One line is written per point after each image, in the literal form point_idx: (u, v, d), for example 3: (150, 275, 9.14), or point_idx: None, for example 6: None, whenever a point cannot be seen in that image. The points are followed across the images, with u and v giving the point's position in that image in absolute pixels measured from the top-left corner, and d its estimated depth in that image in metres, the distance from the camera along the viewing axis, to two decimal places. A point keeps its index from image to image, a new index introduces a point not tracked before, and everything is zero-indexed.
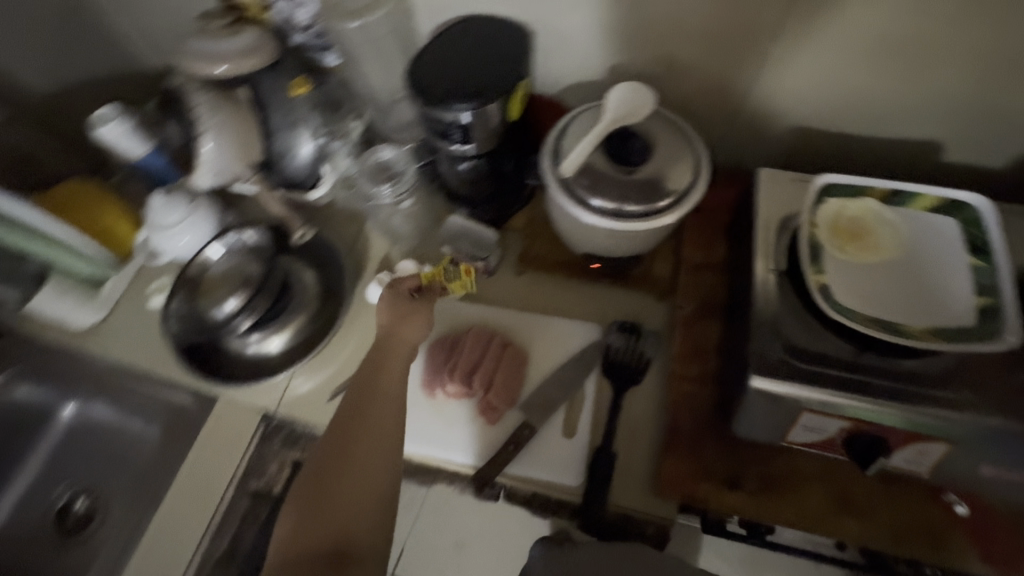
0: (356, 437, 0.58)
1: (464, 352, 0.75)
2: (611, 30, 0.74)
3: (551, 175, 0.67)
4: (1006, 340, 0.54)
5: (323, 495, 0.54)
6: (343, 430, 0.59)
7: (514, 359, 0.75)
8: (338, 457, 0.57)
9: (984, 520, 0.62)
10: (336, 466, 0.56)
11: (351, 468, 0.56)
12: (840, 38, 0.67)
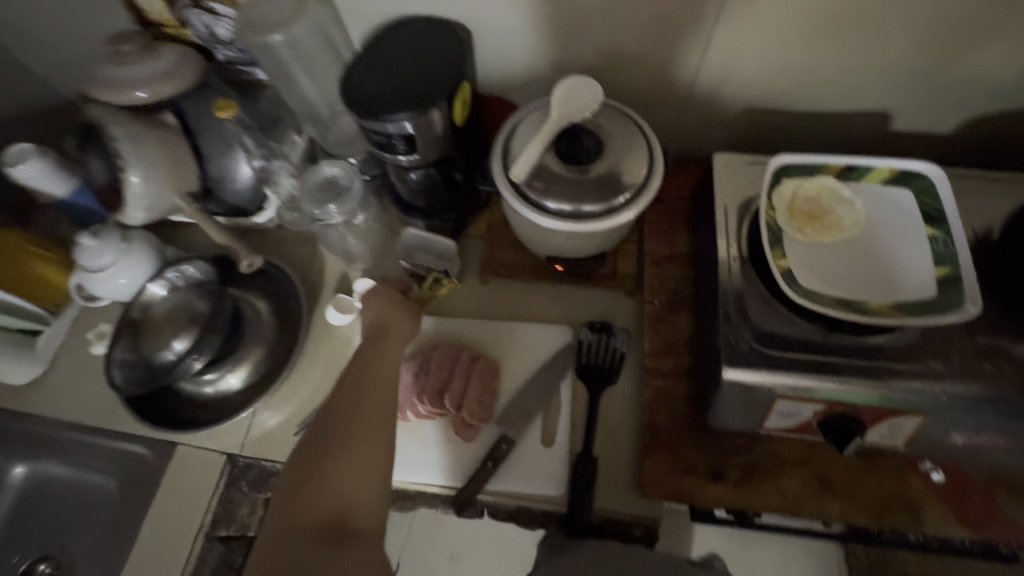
0: (344, 426, 0.57)
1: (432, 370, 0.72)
2: (551, 25, 0.73)
3: (503, 180, 0.65)
4: (968, 309, 0.54)
5: (315, 484, 0.53)
6: (333, 421, 0.58)
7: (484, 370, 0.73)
8: (328, 450, 0.55)
9: (960, 485, 0.63)
10: (324, 460, 0.55)
11: (340, 462, 0.54)
12: (782, 15, 0.66)
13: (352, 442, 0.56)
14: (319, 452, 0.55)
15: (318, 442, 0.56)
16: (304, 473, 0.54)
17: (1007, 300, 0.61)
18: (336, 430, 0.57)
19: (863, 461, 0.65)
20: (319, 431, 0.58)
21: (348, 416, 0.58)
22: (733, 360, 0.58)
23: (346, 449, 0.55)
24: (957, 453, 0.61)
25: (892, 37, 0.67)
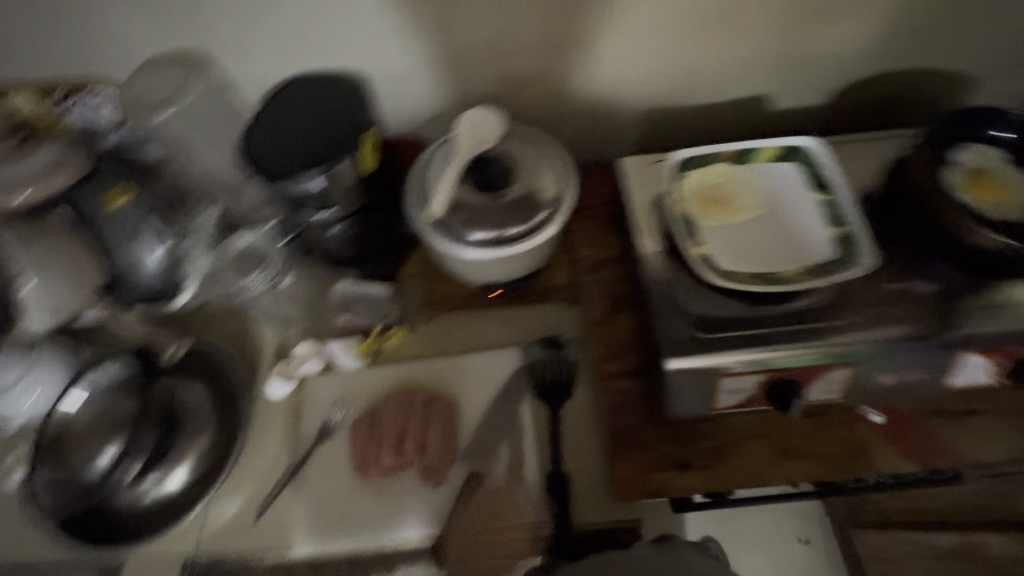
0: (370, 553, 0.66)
1: (388, 422, 0.71)
2: (443, 63, 0.75)
3: (421, 220, 0.65)
4: (864, 263, 0.60)
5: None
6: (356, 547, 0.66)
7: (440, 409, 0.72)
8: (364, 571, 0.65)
9: (899, 422, 0.67)
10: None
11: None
12: (649, 21, 0.73)
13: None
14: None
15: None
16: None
17: (902, 245, 0.67)
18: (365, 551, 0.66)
19: (814, 420, 0.68)
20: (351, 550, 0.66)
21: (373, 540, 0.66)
22: (673, 348, 0.60)
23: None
24: (892, 393, 0.65)
25: (748, 30, 0.75)
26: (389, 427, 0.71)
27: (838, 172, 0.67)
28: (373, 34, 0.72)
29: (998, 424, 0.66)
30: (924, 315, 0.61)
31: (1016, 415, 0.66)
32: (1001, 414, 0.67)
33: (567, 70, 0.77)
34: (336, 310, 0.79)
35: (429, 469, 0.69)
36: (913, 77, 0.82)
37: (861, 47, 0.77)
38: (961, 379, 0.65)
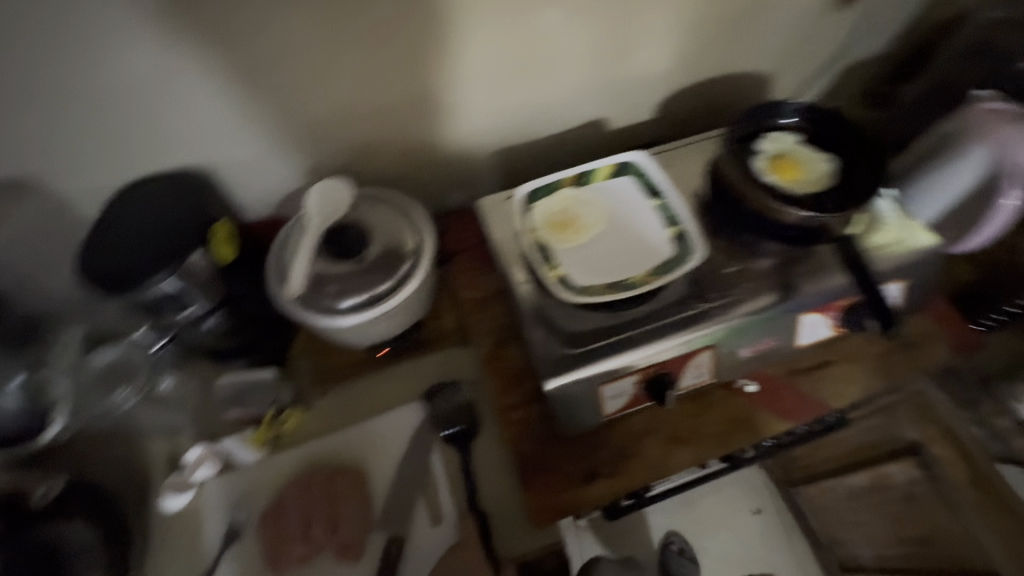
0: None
1: (296, 507, 0.70)
2: (287, 139, 0.76)
3: (284, 300, 0.64)
4: (698, 254, 0.67)
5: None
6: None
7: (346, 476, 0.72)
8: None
9: (771, 386, 0.74)
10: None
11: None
12: (477, 73, 0.76)
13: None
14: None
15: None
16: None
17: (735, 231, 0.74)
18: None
19: (698, 403, 0.73)
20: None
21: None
22: (548, 369, 0.64)
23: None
24: (755, 362, 0.72)
25: (574, 61, 0.80)
26: (299, 511, 0.70)
27: (667, 178, 0.74)
28: (205, 124, 0.70)
29: (850, 368, 0.74)
30: (763, 293, 0.69)
31: (863, 357, 0.75)
32: (850, 359, 0.75)
33: (414, 127, 0.80)
34: (225, 405, 0.76)
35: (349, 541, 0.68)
36: (726, 79, 0.91)
37: (675, 63, 0.85)
38: (806, 337, 0.72)
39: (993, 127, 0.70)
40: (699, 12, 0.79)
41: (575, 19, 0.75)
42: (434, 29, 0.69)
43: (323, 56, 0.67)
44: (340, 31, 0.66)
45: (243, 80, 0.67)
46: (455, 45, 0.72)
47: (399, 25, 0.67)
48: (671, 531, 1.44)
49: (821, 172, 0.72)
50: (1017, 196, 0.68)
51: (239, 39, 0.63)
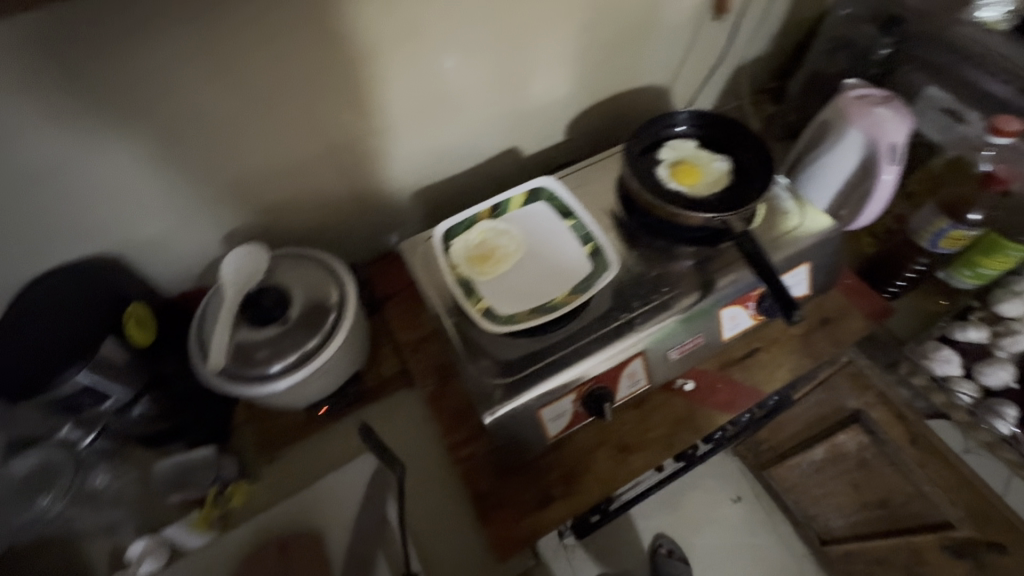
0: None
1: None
2: (200, 210, 0.73)
3: (209, 375, 0.63)
4: (613, 266, 0.70)
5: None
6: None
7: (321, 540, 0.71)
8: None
9: (707, 381, 0.76)
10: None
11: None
12: (383, 120, 0.77)
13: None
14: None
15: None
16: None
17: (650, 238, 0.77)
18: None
19: (641, 409, 0.74)
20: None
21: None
22: (486, 401, 0.64)
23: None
24: (688, 362, 0.74)
25: (485, 94, 0.82)
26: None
27: (575, 198, 0.78)
28: (124, 203, 0.67)
29: (777, 353, 0.78)
30: (686, 294, 0.72)
31: (787, 341, 0.78)
32: (776, 344, 0.78)
33: (333, 178, 0.80)
34: (165, 492, 0.72)
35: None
36: (626, 95, 0.96)
37: (574, 85, 0.90)
38: (732, 330, 0.75)
39: (862, 110, 0.75)
40: (588, 38, 0.84)
41: (481, 56, 0.77)
42: (349, 80, 0.70)
43: (241, 120, 0.67)
44: (256, 95, 0.66)
45: (168, 154, 0.66)
46: (373, 92, 0.73)
47: (314, 80, 0.68)
48: (658, 533, 1.45)
49: (720, 172, 0.77)
50: (892, 170, 0.74)
51: (152, 114, 0.61)
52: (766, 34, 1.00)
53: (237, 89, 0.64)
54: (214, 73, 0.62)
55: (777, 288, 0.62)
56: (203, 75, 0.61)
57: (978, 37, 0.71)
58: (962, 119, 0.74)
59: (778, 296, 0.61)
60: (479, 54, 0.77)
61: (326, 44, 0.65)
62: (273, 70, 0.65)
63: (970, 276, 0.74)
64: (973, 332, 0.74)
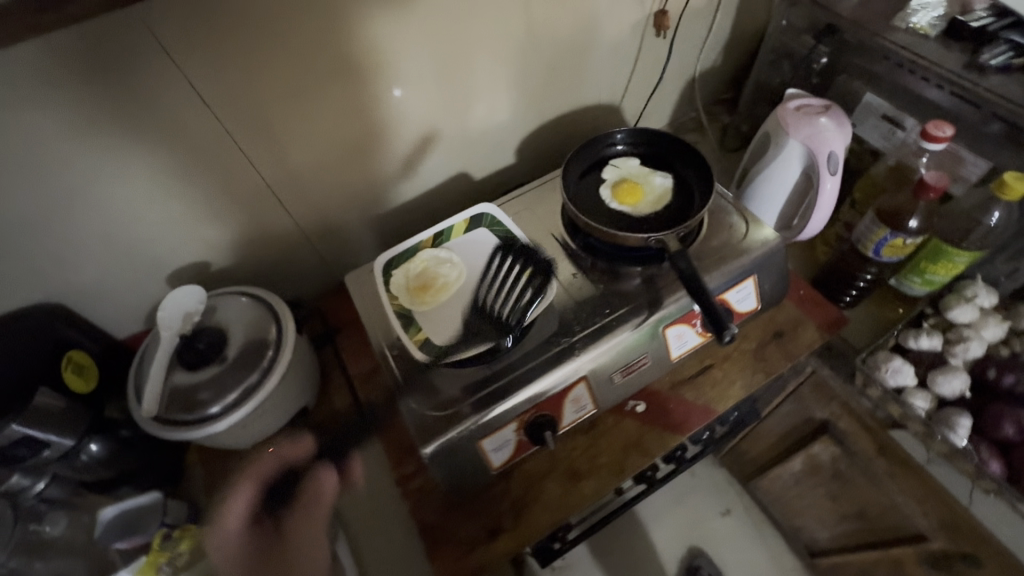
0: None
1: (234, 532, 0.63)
2: (141, 254, 0.73)
3: (145, 421, 0.63)
4: (551, 292, 0.72)
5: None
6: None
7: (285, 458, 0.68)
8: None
9: (658, 402, 0.75)
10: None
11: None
12: (323, 155, 0.77)
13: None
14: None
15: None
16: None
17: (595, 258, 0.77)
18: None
19: (591, 433, 0.73)
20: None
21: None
22: (425, 437, 0.63)
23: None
24: (636, 383, 0.73)
25: (435, 119, 0.82)
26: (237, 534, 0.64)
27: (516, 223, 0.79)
28: (74, 239, 0.66)
29: (730, 369, 0.76)
30: (633, 313, 0.70)
31: (740, 355, 0.77)
32: (729, 360, 0.77)
33: (282, 211, 0.80)
34: (109, 540, 0.72)
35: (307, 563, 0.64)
36: (575, 114, 0.96)
37: (521, 108, 0.89)
38: (680, 349, 0.74)
39: (801, 121, 0.74)
40: (533, 61, 0.84)
41: (433, 81, 0.77)
42: (306, 108, 0.70)
43: (195, 154, 0.67)
44: (213, 127, 0.66)
45: (114, 185, 0.64)
46: (327, 121, 0.73)
47: (271, 111, 0.68)
48: (694, 549, 1.38)
49: (662, 190, 0.77)
50: (833, 179, 0.73)
51: (105, 149, 0.61)
52: (714, 45, 1.00)
53: (192, 123, 0.64)
54: (169, 108, 0.62)
55: (708, 308, 0.60)
56: (159, 109, 0.61)
57: (910, 43, 0.70)
58: (901, 125, 0.73)
59: (710, 318, 0.60)
60: (433, 80, 0.77)
61: (284, 73, 0.66)
62: (231, 104, 0.65)
63: (919, 283, 0.72)
64: (925, 338, 0.71)
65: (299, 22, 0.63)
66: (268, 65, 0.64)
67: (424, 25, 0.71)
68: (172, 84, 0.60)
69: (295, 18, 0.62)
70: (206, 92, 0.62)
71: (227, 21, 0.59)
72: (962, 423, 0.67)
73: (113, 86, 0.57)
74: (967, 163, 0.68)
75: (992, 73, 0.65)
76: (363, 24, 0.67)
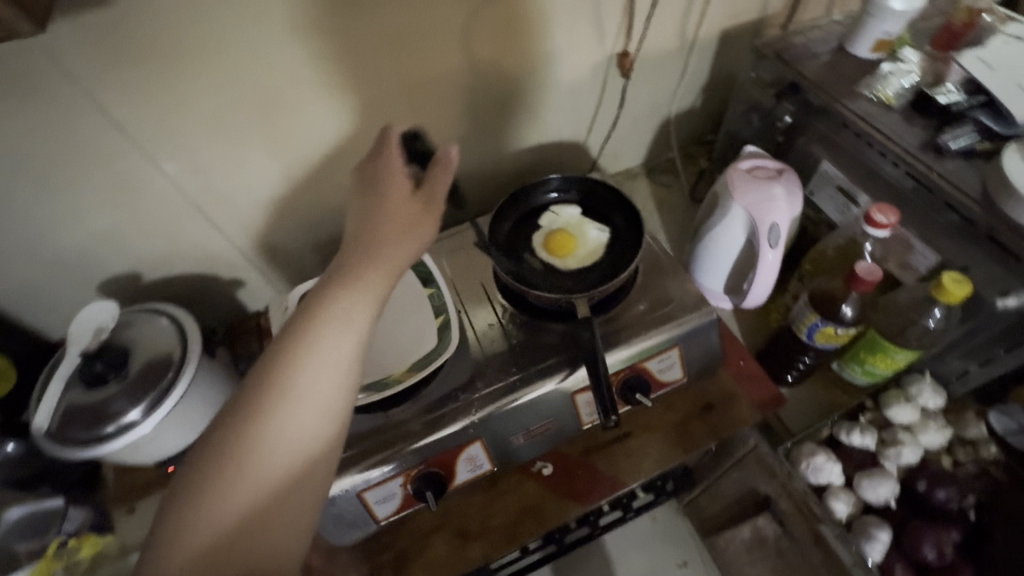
0: (291, 366, 0.45)
1: (399, 171, 0.57)
2: (66, 264, 0.72)
3: (43, 437, 0.65)
4: (451, 344, 0.68)
5: (231, 490, 0.41)
6: (275, 370, 0.45)
7: (446, 161, 0.55)
8: (278, 388, 0.44)
9: (566, 466, 0.71)
10: (264, 419, 0.43)
11: (291, 408, 0.44)
12: (255, 180, 0.74)
13: (289, 413, 0.44)
14: (257, 404, 0.44)
15: (243, 408, 0.44)
16: (224, 442, 0.43)
17: (520, 309, 0.73)
18: (299, 353, 0.46)
19: (491, 492, 0.70)
20: (273, 357, 0.46)
21: (309, 358, 0.45)
22: None
23: (292, 425, 0.44)
24: (543, 445, 0.70)
25: (379, 148, 0.79)
26: (381, 181, 0.56)
27: (441, 265, 0.78)
28: None
29: (648, 440, 0.72)
30: (553, 370, 0.67)
31: (660, 428, 0.72)
32: (648, 431, 0.72)
33: (213, 231, 0.78)
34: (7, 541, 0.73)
35: (403, 245, 0.53)
36: (535, 150, 0.92)
37: (476, 140, 0.85)
38: (591, 416, 0.70)
39: (750, 185, 0.69)
40: (483, 96, 0.79)
41: (377, 105, 0.74)
42: (232, 130, 0.68)
43: (110, 171, 0.65)
44: (126, 145, 0.64)
45: (24, 199, 0.63)
46: (258, 140, 0.70)
47: (196, 127, 0.66)
48: None
49: (596, 245, 0.74)
50: (774, 252, 0.68)
51: (7, 163, 0.60)
52: (690, 86, 0.95)
53: (105, 140, 0.62)
54: (78, 126, 0.60)
55: (602, 390, 0.61)
56: (65, 127, 0.60)
57: (870, 114, 0.65)
58: (854, 201, 0.67)
59: (597, 399, 0.60)
60: (375, 105, 0.73)
61: (204, 96, 0.63)
62: (147, 122, 0.63)
63: (860, 373, 0.68)
64: (857, 436, 0.67)
65: (221, 43, 0.60)
66: (188, 83, 0.61)
67: (360, 50, 0.67)
68: (76, 104, 0.58)
69: (215, 39, 0.59)
70: (115, 113, 0.60)
71: (138, 41, 0.56)
72: (879, 535, 0.64)
73: (13, 101, 0.56)
74: (917, 253, 0.61)
75: (951, 156, 0.59)
76: (291, 46, 0.63)
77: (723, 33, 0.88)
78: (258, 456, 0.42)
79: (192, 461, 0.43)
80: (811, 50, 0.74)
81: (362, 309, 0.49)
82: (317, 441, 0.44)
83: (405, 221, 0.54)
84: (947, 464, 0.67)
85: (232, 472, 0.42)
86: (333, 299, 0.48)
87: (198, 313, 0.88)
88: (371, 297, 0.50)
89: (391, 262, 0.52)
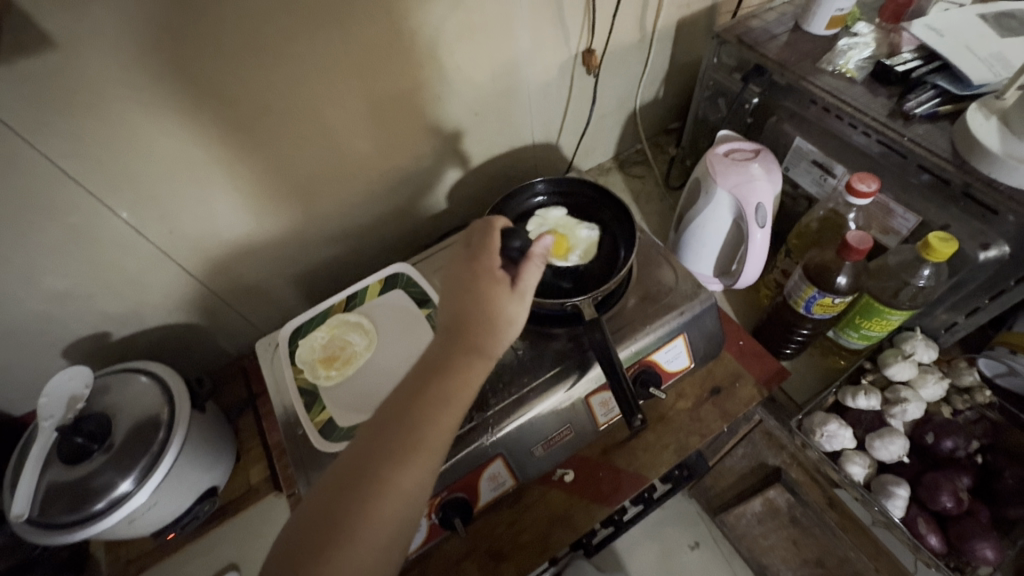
0: (395, 439, 0.44)
1: (494, 269, 0.53)
2: (24, 333, 0.66)
3: (26, 526, 0.60)
4: None
5: (334, 543, 0.40)
6: (383, 435, 0.44)
7: (539, 252, 0.54)
8: (381, 456, 0.43)
9: (588, 471, 0.70)
10: (367, 485, 0.42)
11: (392, 475, 0.43)
12: (228, 221, 0.70)
13: (393, 477, 0.43)
14: (360, 466, 0.43)
15: (350, 469, 0.43)
16: (328, 501, 0.42)
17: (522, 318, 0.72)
18: (404, 423, 0.45)
19: (516, 507, 0.69)
20: (383, 423, 0.45)
21: (410, 429, 0.45)
22: None
23: (389, 492, 0.42)
24: (564, 453, 0.68)
25: (357, 171, 0.76)
26: (477, 271, 0.53)
27: (433, 283, 0.75)
28: None
29: (664, 432, 0.71)
30: (563, 376, 0.66)
31: (675, 418, 0.72)
32: (663, 422, 0.72)
33: (185, 279, 0.73)
34: None
35: (502, 340, 0.51)
36: (509, 155, 0.91)
37: (445, 152, 0.83)
38: (607, 416, 0.69)
39: (730, 169, 0.69)
40: (453, 107, 0.78)
41: (351, 128, 0.71)
42: (209, 171, 0.64)
43: (64, 225, 0.59)
44: (79, 195, 0.58)
45: None
46: (228, 171, 0.65)
47: (159, 168, 0.61)
48: None
49: (588, 243, 0.73)
50: (763, 232, 0.69)
51: None
52: (652, 77, 0.96)
53: (53, 190, 0.56)
54: (20, 174, 0.54)
55: (623, 389, 0.60)
56: (9, 184, 0.54)
57: (836, 88, 0.67)
58: (830, 172, 0.70)
59: (620, 402, 0.60)
60: (351, 119, 0.70)
61: (181, 145, 0.60)
62: (98, 166, 0.57)
63: (857, 337, 0.71)
64: (863, 398, 0.70)
65: (180, 69, 0.55)
66: (146, 119, 0.56)
67: (330, 62, 0.63)
68: (18, 157, 0.52)
69: (172, 66, 0.54)
70: (65, 163, 0.55)
71: (84, 83, 0.51)
72: (898, 491, 0.68)
73: None
74: (896, 215, 0.65)
75: (918, 121, 0.62)
76: (258, 67, 0.59)
77: (679, 23, 0.90)
78: (359, 516, 0.41)
79: (314, 492, 0.43)
80: (769, 32, 0.76)
81: (463, 393, 0.47)
82: (412, 506, 0.43)
83: (502, 316, 0.51)
84: (947, 413, 0.72)
85: (339, 523, 0.41)
86: (435, 380, 0.47)
87: (175, 363, 0.82)
88: (471, 382, 0.48)
89: (491, 350, 0.50)
